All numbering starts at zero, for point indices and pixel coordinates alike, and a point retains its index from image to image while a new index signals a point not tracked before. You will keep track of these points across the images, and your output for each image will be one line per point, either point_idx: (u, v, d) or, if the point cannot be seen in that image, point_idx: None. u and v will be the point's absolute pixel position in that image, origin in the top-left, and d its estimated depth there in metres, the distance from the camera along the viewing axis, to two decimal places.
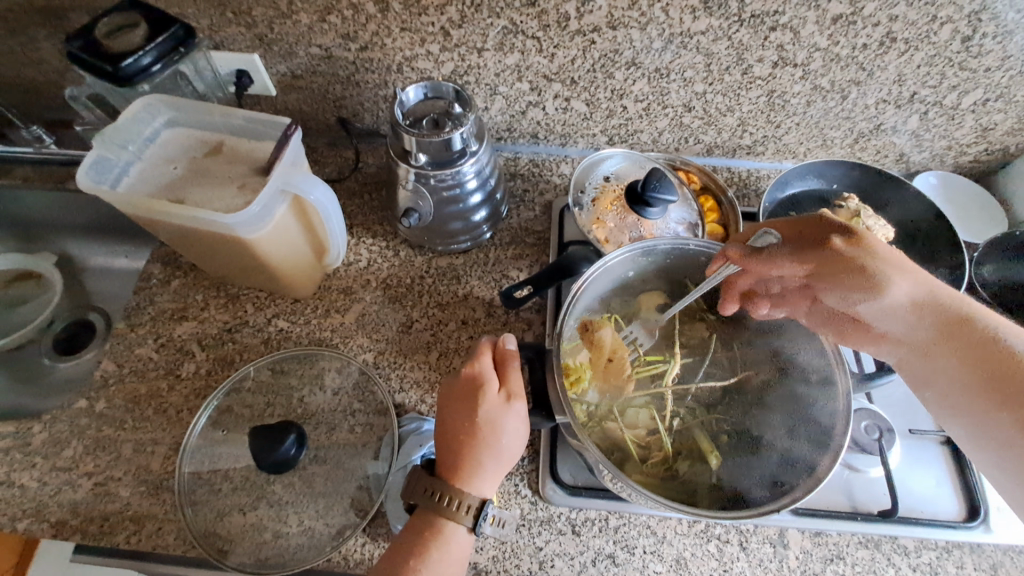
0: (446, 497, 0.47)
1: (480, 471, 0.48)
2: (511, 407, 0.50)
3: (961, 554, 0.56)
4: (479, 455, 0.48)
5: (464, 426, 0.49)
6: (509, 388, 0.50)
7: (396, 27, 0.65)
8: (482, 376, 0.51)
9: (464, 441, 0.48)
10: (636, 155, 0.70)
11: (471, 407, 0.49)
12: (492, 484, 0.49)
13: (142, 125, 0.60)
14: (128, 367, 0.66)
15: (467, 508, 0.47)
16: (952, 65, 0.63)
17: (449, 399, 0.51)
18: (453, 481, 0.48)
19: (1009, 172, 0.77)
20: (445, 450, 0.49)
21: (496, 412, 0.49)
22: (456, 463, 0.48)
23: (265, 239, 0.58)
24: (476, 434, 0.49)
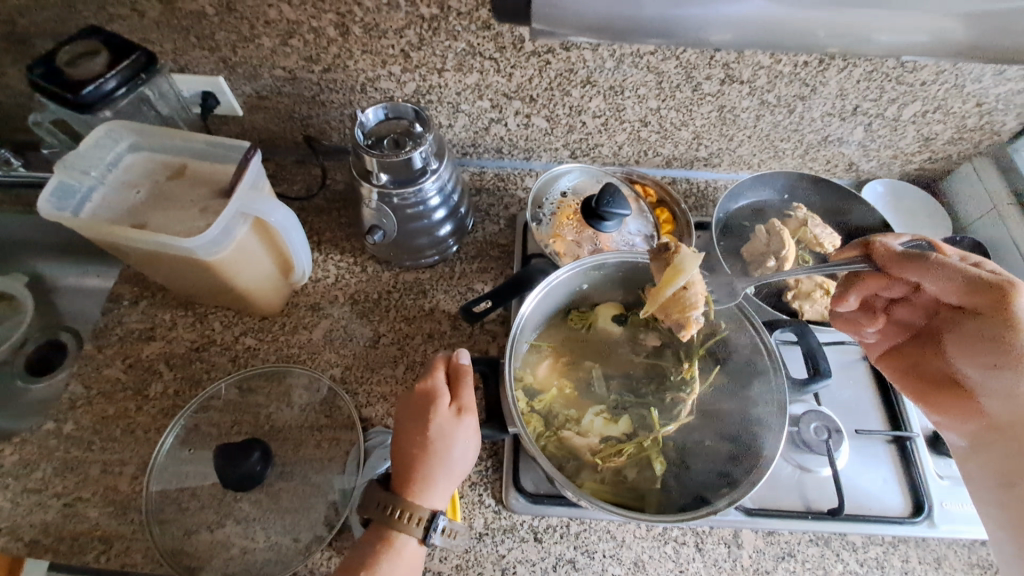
0: (397, 509, 0.48)
1: (431, 484, 0.50)
2: (462, 420, 0.52)
3: (907, 548, 0.58)
4: (431, 468, 0.50)
5: (416, 439, 0.51)
6: (461, 402, 0.52)
7: (357, 50, 0.67)
8: (435, 391, 0.52)
9: (416, 453, 0.50)
10: (593, 170, 0.73)
11: (423, 421, 0.51)
12: (443, 496, 0.50)
13: (105, 151, 0.62)
14: (96, 389, 0.67)
15: (418, 520, 0.48)
16: (890, 80, 0.66)
17: (405, 413, 0.53)
18: (405, 493, 0.49)
19: (952, 178, 0.80)
20: (399, 463, 0.51)
21: (447, 425, 0.51)
22: (408, 476, 0.50)
23: (227, 261, 0.60)
24: (428, 447, 0.50)
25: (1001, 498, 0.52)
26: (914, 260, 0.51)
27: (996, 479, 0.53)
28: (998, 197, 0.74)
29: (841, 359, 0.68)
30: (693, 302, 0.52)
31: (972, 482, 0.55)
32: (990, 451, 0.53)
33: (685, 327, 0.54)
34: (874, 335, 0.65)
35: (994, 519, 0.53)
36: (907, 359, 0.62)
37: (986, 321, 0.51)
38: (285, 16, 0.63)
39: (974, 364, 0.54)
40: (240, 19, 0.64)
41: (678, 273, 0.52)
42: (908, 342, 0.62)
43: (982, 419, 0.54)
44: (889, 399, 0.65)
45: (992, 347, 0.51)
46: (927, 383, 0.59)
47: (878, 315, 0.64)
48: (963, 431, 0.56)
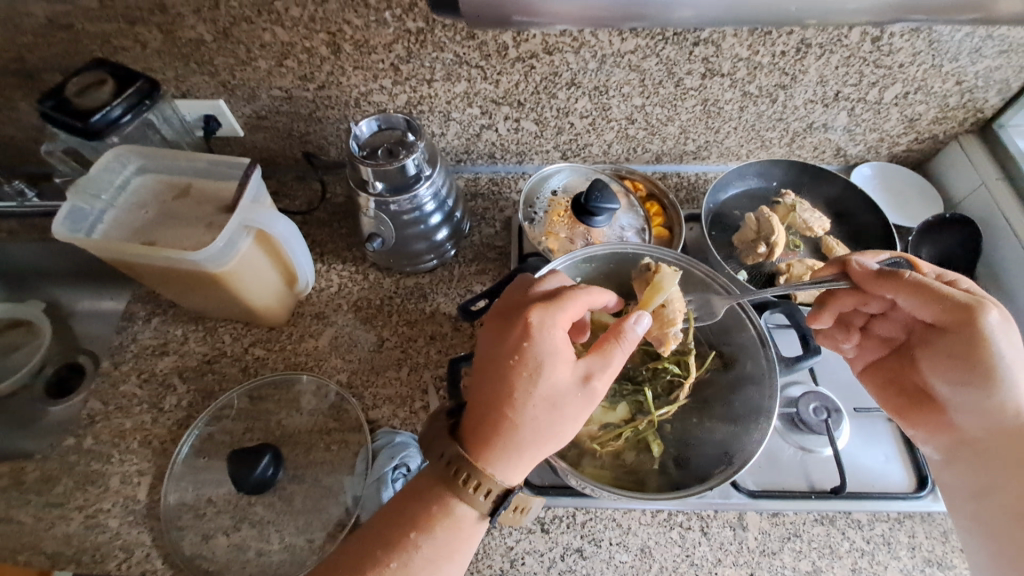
0: (468, 477, 0.45)
1: (514, 458, 0.46)
2: (588, 394, 0.47)
3: (913, 524, 0.59)
4: (529, 435, 0.46)
5: (525, 396, 0.45)
6: (595, 371, 0.47)
7: (349, 66, 0.69)
8: (555, 348, 0.47)
9: (524, 412, 0.45)
10: (583, 168, 0.75)
11: (534, 380, 0.46)
12: (519, 472, 0.47)
13: (114, 175, 0.65)
14: (113, 404, 0.69)
15: (486, 494, 0.46)
16: (868, 64, 0.67)
17: (524, 348, 0.46)
18: (485, 455, 0.45)
19: (939, 158, 0.81)
20: (488, 419, 0.46)
21: (564, 391, 0.46)
22: (503, 432, 0.45)
23: (233, 273, 0.62)
24: (539, 411, 0.46)
25: (973, 510, 0.54)
26: (889, 277, 0.53)
27: (968, 491, 0.54)
28: (986, 172, 0.75)
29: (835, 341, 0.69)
30: (671, 320, 0.56)
31: (947, 491, 0.56)
32: (967, 463, 0.55)
33: (664, 344, 0.56)
34: (854, 349, 0.65)
35: (962, 529, 0.55)
36: (884, 374, 0.62)
37: (954, 340, 0.52)
38: (279, 39, 0.66)
39: (943, 380, 0.55)
40: (237, 44, 0.67)
41: (658, 291, 0.56)
42: (879, 365, 0.63)
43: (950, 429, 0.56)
44: None
45: (963, 364, 0.52)
46: (904, 397, 0.60)
47: (853, 332, 0.64)
48: (938, 443, 0.57)
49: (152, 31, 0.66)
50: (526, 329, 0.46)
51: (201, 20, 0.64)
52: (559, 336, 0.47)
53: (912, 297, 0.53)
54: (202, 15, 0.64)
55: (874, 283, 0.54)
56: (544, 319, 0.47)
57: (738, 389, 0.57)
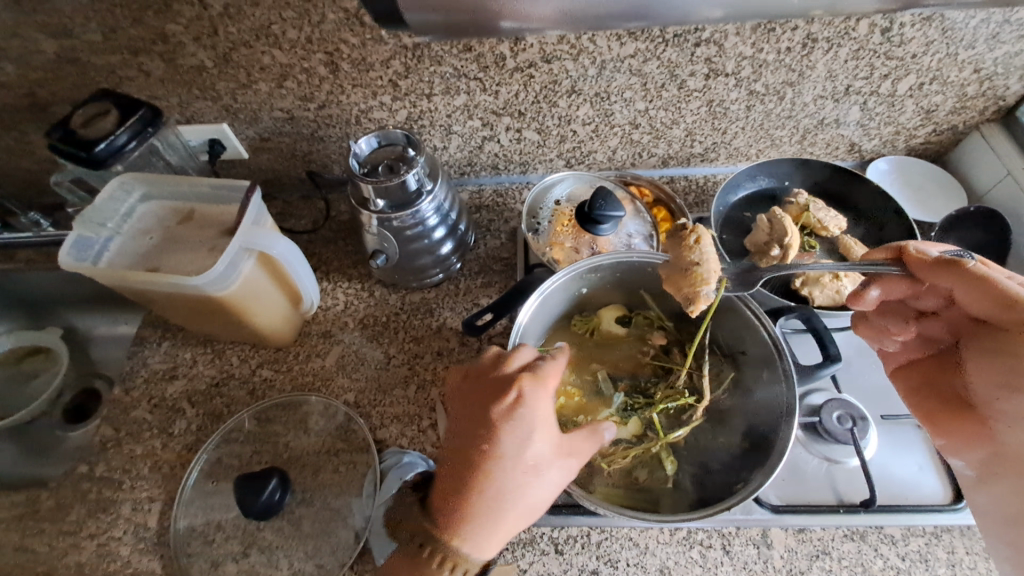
0: (438, 554, 0.41)
1: (490, 535, 0.42)
2: (569, 469, 0.45)
3: (951, 538, 0.55)
4: (508, 511, 0.42)
5: (510, 470, 0.42)
6: (577, 446, 0.45)
7: (349, 85, 0.69)
8: (535, 425, 0.43)
9: (507, 489, 0.42)
10: (586, 176, 0.73)
11: (518, 457, 0.42)
12: (496, 549, 0.43)
13: (119, 203, 0.66)
14: (124, 430, 0.69)
15: (464, 573, 0.42)
16: (878, 56, 0.65)
17: (510, 423, 0.43)
18: (463, 533, 0.42)
19: (960, 149, 0.78)
20: (465, 497, 0.42)
21: (547, 464, 0.44)
22: (482, 511, 0.42)
23: (235, 296, 0.62)
24: (519, 481, 0.43)
25: (1011, 536, 0.50)
26: (951, 268, 0.47)
27: (1007, 515, 0.50)
28: (1012, 163, 0.71)
29: (856, 345, 0.66)
30: (704, 279, 0.49)
31: (981, 515, 0.52)
32: (1003, 481, 0.50)
33: (695, 303, 0.50)
34: (895, 345, 0.59)
35: (1002, 554, 0.51)
36: (920, 375, 0.58)
37: (1008, 341, 0.48)
38: (278, 61, 0.67)
39: (990, 385, 0.51)
40: (237, 68, 0.68)
41: (692, 248, 0.50)
42: (909, 366, 0.59)
43: (983, 439, 0.52)
44: None
45: (1012, 368, 0.47)
46: (937, 402, 0.56)
47: (908, 324, 0.56)
48: (970, 458, 0.53)
49: (155, 60, 0.67)
50: (511, 404, 0.43)
51: (201, 47, 0.65)
52: (541, 410, 0.44)
53: (972, 287, 0.47)
54: (201, 42, 0.64)
55: (933, 273, 0.48)
56: (533, 390, 0.44)
57: (756, 402, 0.54)
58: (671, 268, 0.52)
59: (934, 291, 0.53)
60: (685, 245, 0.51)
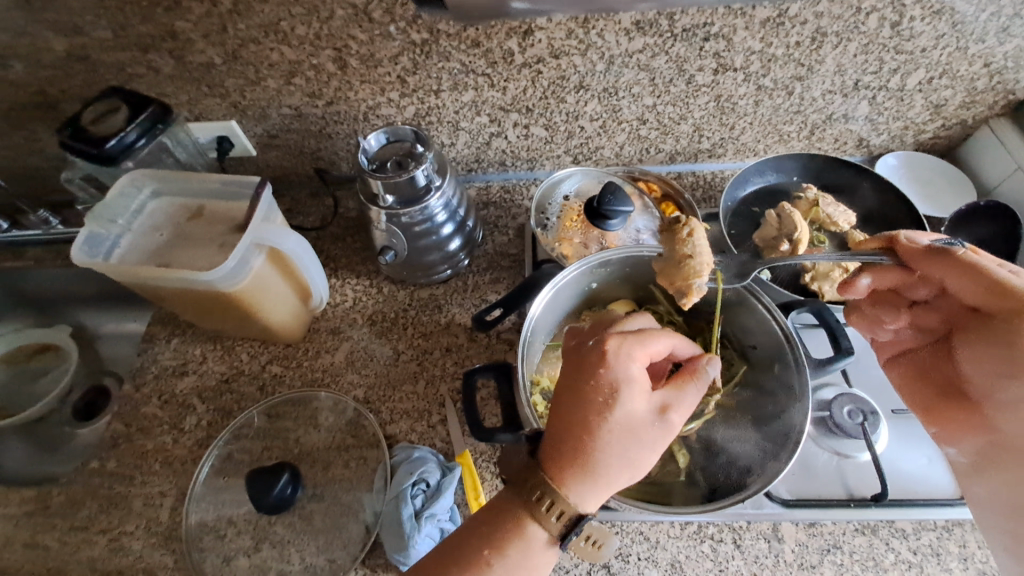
0: (540, 494, 0.42)
1: (585, 483, 0.42)
2: (667, 427, 0.44)
3: (963, 532, 0.55)
4: (603, 461, 0.42)
5: (606, 420, 0.42)
6: (675, 403, 0.44)
7: (357, 81, 0.69)
8: (627, 379, 0.43)
9: (602, 440, 0.42)
10: (594, 171, 0.73)
11: (611, 409, 0.42)
12: (594, 501, 0.43)
13: (130, 200, 0.66)
14: (135, 426, 0.69)
15: (562, 516, 0.42)
16: (888, 50, 0.65)
17: (605, 374, 0.43)
18: (560, 478, 0.42)
19: (969, 144, 0.77)
20: (560, 445, 0.43)
21: (645, 419, 0.43)
22: (582, 457, 0.42)
23: (246, 291, 0.62)
24: (614, 437, 0.42)
25: (1008, 526, 0.49)
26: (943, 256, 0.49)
27: (1003, 503, 0.50)
28: (1022, 157, 0.71)
29: (866, 339, 0.66)
30: (696, 271, 0.50)
31: (978, 506, 0.52)
32: (998, 470, 0.50)
33: (687, 296, 0.50)
34: (889, 335, 0.60)
35: (1000, 544, 0.50)
36: (914, 365, 0.58)
37: (1003, 327, 0.49)
38: (286, 57, 0.67)
39: (986, 372, 0.51)
40: (246, 65, 0.68)
41: (686, 240, 0.51)
42: (902, 358, 0.60)
43: (979, 426, 0.52)
44: None
45: (1009, 353, 0.48)
46: (933, 391, 0.56)
47: (902, 313, 0.57)
48: (966, 447, 0.53)
49: (165, 57, 0.67)
50: (604, 355, 0.44)
51: (210, 43, 0.65)
52: (636, 364, 0.44)
53: (966, 273, 0.49)
54: (210, 39, 0.64)
55: (925, 260, 0.50)
56: (626, 345, 0.44)
57: (766, 396, 0.54)
58: (665, 262, 0.53)
59: (927, 282, 0.55)
60: (678, 238, 0.52)
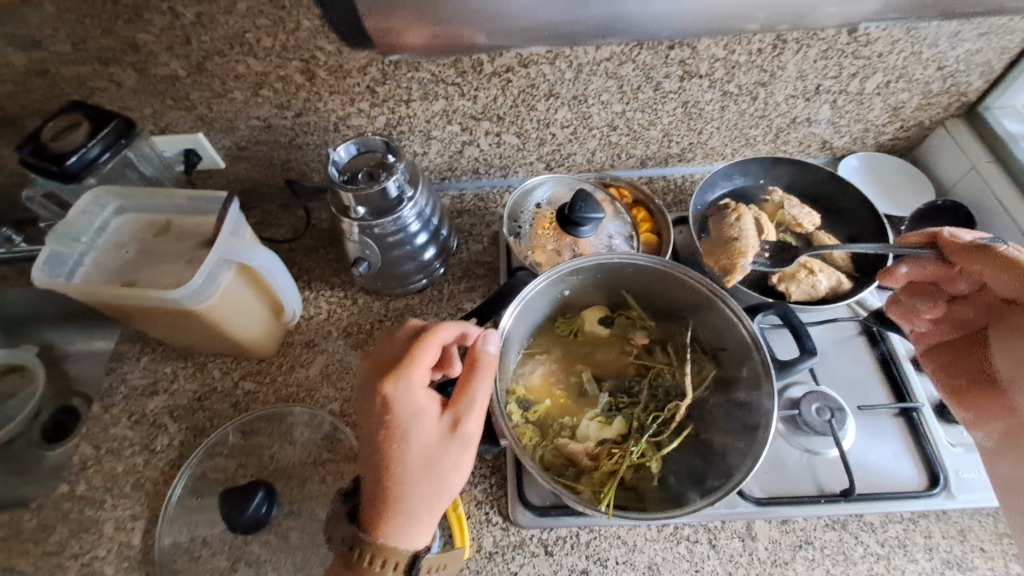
0: (365, 554, 0.44)
1: (404, 523, 0.45)
2: (460, 439, 0.48)
3: (928, 523, 0.57)
4: (415, 496, 0.46)
5: (399, 462, 0.46)
6: (462, 417, 0.49)
7: (326, 92, 0.69)
8: (411, 413, 0.47)
9: (403, 479, 0.46)
10: (566, 178, 0.74)
11: (400, 449, 0.46)
12: (425, 534, 0.46)
13: (93, 217, 0.65)
14: (105, 448, 0.68)
15: (396, 565, 0.45)
16: (846, 55, 0.66)
17: (389, 421, 0.47)
18: (382, 531, 0.45)
19: (927, 145, 0.80)
20: (372, 496, 0.46)
21: (438, 444, 0.47)
22: (394, 503, 0.45)
23: (215, 308, 0.61)
24: (412, 470, 0.46)
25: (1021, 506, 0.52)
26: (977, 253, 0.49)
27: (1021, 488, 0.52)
28: (976, 157, 0.74)
29: (834, 337, 0.67)
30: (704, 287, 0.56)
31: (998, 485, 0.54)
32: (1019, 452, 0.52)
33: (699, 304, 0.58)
34: (925, 324, 0.59)
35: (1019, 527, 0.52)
36: (948, 354, 0.59)
37: None
38: (252, 69, 0.66)
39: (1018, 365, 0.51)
40: (211, 77, 0.67)
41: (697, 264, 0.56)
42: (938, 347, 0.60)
43: (1010, 417, 0.52)
44: (891, 371, 0.64)
45: None
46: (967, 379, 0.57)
47: (938, 304, 0.56)
48: (990, 431, 0.54)
49: (127, 70, 0.66)
50: (385, 401, 0.47)
51: (174, 56, 0.64)
52: (416, 398, 0.48)
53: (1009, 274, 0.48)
54: (174, 51, 0.63)
55: (963, 257, 0.51)
56: (404, 385, 0.48)
57: (736, 397, 0.55)
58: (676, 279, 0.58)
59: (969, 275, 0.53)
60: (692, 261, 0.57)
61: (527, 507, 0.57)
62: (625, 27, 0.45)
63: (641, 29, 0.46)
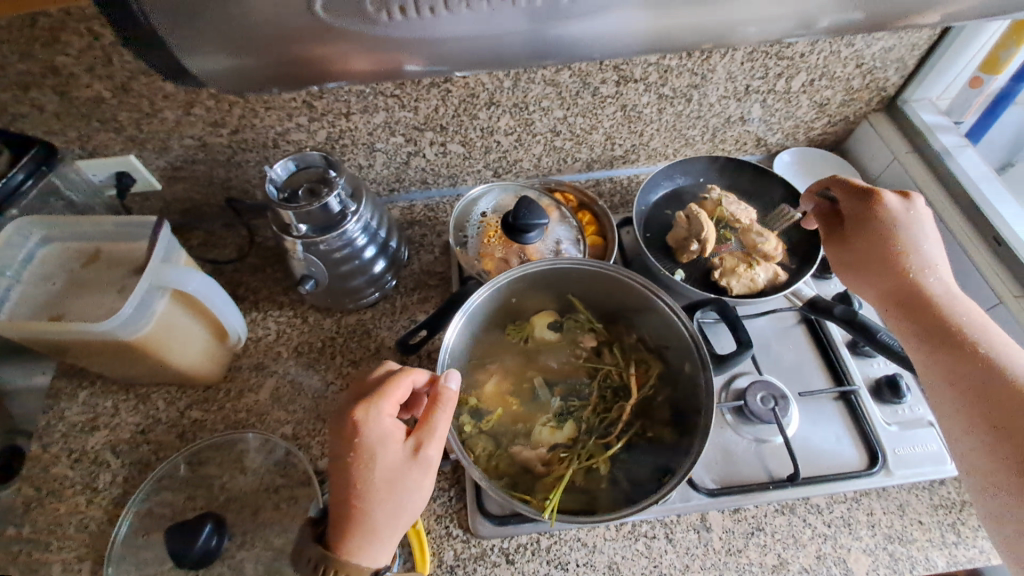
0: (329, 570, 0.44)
1: (368, 542, 0.46)
2: (425, 461, 0.49)
3: (870, 501, 0.59)
4: (379, 517, 0.47)
5: (365, 483, 0.47)
6: (427, 440, 0.49)
7: (261, 108, 0.67)
8: (378, 436, 0.48)
9: (369, 500, 0.47)
10: (511, 185, 0.74)
11: (366, 471, 0.47)
12: (386, 553, 0.47)
13: (16, 249, 0.61)
14: (42, 490, 0.64)
15: None
16: (771, 56, 0.69)
17: (356, 444, 0.48)
18: (345, 548, 0.46)
19: (854, 138, 0.84)
20: (337, 517, 0.47)
21: (402, 467, 0.48)
22: (358, 524, 0.46)
23: (150, 337, 0.59)
24: (377, 492, 0.47)
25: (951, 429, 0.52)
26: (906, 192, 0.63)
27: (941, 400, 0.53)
28: (897, 149, 0.78)
29: (777, 327, 0.69)
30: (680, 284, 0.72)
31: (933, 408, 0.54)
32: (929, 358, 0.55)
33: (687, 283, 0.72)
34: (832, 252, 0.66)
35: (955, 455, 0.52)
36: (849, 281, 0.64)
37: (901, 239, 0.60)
38: (181, 88, 0.64)
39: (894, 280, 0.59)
40: (138, 98, 0.65)
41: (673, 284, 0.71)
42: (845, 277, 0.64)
43: (942, 341, 0.54)
44: (830, 357, 0.67)
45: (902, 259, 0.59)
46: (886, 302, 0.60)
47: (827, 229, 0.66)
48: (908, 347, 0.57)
49: (48, 94, 0.63)
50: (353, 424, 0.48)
51: (95, 77, 0.61)
52: (384, 421, 0.49)
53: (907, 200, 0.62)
54: (96, 72, 0.61)
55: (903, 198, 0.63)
56: (372, 409, 0.49)
57: (682, 393, 0.57)
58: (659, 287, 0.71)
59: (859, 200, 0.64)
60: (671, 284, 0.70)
61: (485, 517, 0.56)
62: (576, 50, 0.38)
63: (597, 52, 0.38)
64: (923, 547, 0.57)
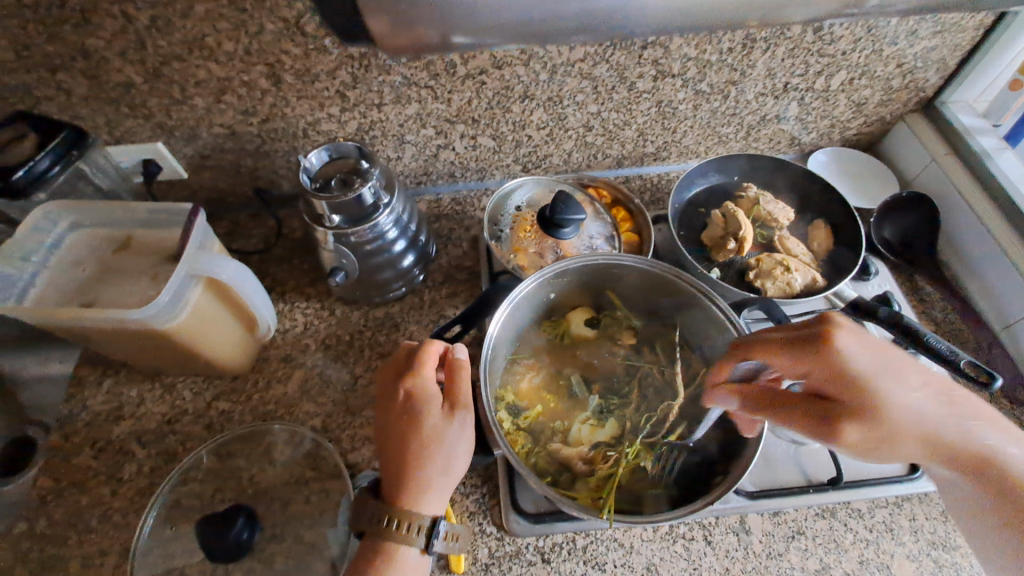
0: (390, 519, 0.46)
1: (424, 491, 0.48)
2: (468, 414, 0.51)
3: (912, 506, 0.58)
4: (431, 467, 0.48)
5: (416, 437, 0.49)
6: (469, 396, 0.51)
7: (293, 97, 0.66)
8: (425, 393, 0.51)
9: (421, 451, 0.48)
10: (545, 180, 0.73)
11: (416, 426, 0.49)
12: (440, 501, 0.49)
13: (44, 234, 0.60)
14: (67, 480, 0.63)
15: (420, 529, 0.46)
16: (812, 54, 0.68)
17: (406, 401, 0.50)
18: (403, 497, 0.47)
19: (888, 139, 0.83)
20: (391, 469, 0.48)
21: (448, 422, 0.50)
22: (412, 474, 0.48)
23: (184, 326, 0.58)
24: (428, 445, 0.49)
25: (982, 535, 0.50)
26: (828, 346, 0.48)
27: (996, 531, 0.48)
28: (935, 150, 0.77)
29: None
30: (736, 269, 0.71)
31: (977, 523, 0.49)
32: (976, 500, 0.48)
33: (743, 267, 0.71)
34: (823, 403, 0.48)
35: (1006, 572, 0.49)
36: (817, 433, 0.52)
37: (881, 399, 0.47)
38: (214, 75, 0.63)
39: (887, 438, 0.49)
40: (169, 83, 0.64)
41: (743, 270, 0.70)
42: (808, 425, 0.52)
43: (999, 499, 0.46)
44: None
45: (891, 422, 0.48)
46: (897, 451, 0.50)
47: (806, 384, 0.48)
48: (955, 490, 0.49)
49: (78, 77, 0.61)
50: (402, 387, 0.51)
51: (128, 62, 0.60)
52: (428, 383, 0.51)
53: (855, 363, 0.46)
54: (128, 56, 0.60)
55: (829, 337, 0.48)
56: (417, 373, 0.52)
57: None
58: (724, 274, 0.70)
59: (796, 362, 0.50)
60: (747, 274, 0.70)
61: (521, 515, 0.56)
62: (610, 28, 0.42)
63: (638, 30, 0.42)
64: (967, 554, 0.56)
